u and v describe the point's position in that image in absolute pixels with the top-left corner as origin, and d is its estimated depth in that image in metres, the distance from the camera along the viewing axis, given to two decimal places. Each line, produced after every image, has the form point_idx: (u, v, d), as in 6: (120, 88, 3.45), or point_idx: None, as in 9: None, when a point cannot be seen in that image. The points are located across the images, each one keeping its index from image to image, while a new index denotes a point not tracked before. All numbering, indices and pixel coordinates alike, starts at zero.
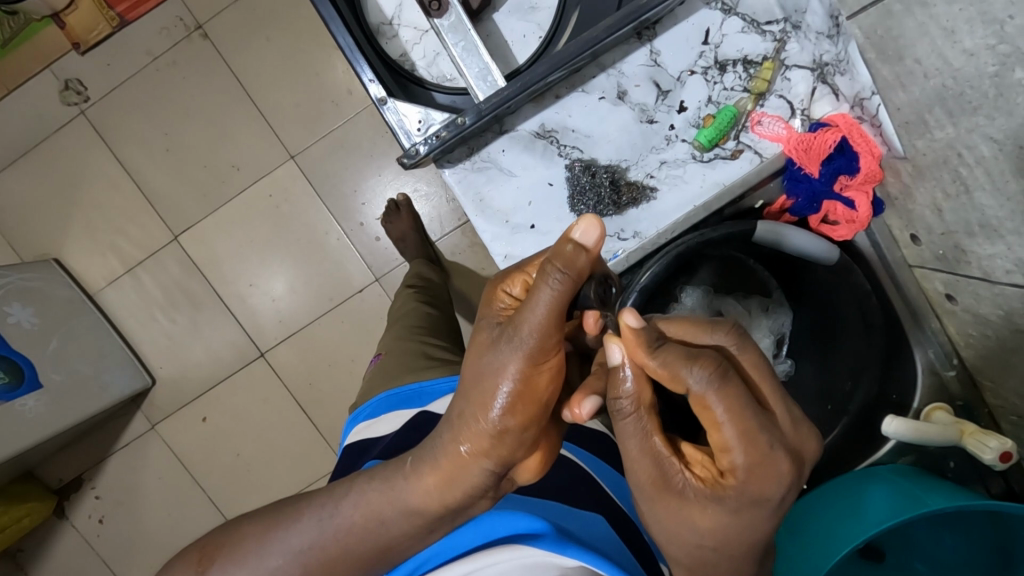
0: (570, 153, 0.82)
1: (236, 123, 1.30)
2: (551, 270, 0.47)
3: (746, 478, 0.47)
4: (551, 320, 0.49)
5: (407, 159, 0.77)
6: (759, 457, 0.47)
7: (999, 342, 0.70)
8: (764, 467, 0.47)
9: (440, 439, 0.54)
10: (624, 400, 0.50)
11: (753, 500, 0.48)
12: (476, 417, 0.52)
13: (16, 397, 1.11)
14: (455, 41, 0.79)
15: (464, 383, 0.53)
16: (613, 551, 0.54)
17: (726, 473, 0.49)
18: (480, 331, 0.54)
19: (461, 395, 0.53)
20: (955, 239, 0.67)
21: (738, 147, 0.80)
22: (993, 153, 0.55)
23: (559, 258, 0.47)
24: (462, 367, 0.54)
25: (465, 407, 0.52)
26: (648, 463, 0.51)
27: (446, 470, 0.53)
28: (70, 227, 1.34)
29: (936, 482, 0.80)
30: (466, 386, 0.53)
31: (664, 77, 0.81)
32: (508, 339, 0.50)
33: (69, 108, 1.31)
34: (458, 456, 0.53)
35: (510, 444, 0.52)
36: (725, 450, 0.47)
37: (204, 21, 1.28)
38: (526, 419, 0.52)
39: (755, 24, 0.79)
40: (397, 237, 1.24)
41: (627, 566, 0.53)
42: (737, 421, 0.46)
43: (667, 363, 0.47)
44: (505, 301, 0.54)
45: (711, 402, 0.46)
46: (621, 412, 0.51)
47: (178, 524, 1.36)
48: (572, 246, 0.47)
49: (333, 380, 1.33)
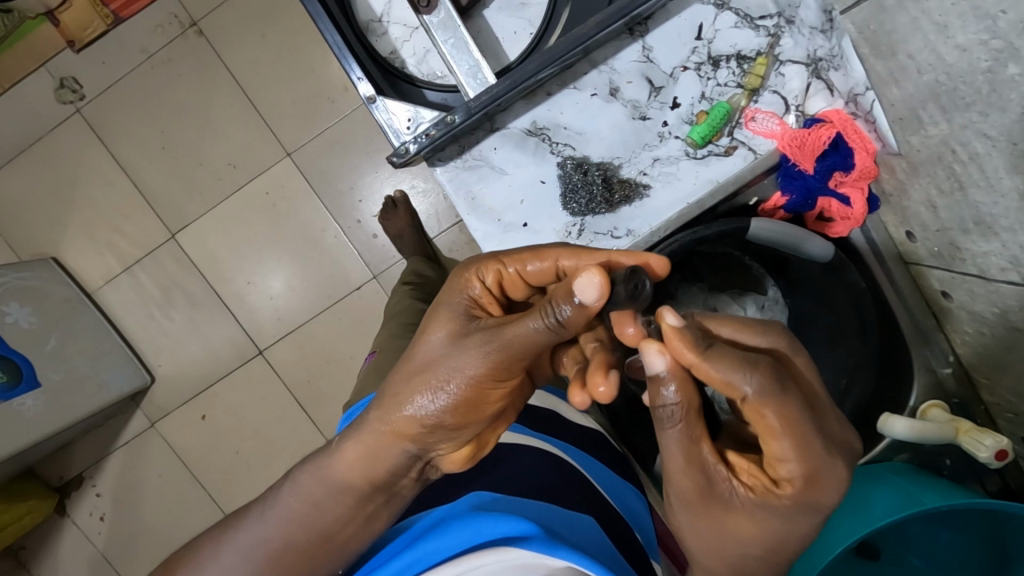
0: (562, 151, 0.82)
1: (231, 120, 1.29)
2: (544, 311, 0.48)
3: (804, 486, 0.49)
4: (519, 350, 0.50)
5: (396, 158, 0.76)
6: (817, 466, 0.48)
7: (995, 340, 0.70)
8: (820, 475, 0.49)
9: (370, 414, 0.57)
10: (672, 409, 0.48)
11: (807, 507, 0.50)
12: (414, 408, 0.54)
13: (14, 396, 1.11)
14: (444, 38, 0.78)
15: (408, 366, 0.55)
16: (600, 550, 0.54)
17: (780, 481, 0.50)
18: (442, 316, 0.55)
19: (400, 373, 0.55)
20: (950, 236, 0.66)
21: (731, 144, 0.79)
22: (987, 150, 0.54)
23: (558, 304, 0.47)
24: (411, 350, 0.55)
25: (404, 392, 0.54)
26: (694, 475, 0.50)
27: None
28: (67, 225, 1.34)
29: (934, 480, 0.79)
30: (409, 370, 0.55)
31: (656, 73, 0.80)
32: (472, 345, 0.52)
33: (64, 106, 1.31)
34: (389, 435, 0.56)
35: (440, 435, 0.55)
36: (785, 460, 0.49)
37: (198, 18, 1.27)
38: (464, 422, 0.54)
39: (748, 19, 0.78)
40: (394, 234, 1.24)
41: (614, 565, 0.53)
42: (795, 428, 0.48)
43: (725, 367, 0.47)
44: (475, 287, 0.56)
45: (768, 409, 0.47)
46: (668, 421, 0.49)
47: (178, 521, 1.37)
48: (572, 305, 0.46)
49: (332, 377, 1.33)
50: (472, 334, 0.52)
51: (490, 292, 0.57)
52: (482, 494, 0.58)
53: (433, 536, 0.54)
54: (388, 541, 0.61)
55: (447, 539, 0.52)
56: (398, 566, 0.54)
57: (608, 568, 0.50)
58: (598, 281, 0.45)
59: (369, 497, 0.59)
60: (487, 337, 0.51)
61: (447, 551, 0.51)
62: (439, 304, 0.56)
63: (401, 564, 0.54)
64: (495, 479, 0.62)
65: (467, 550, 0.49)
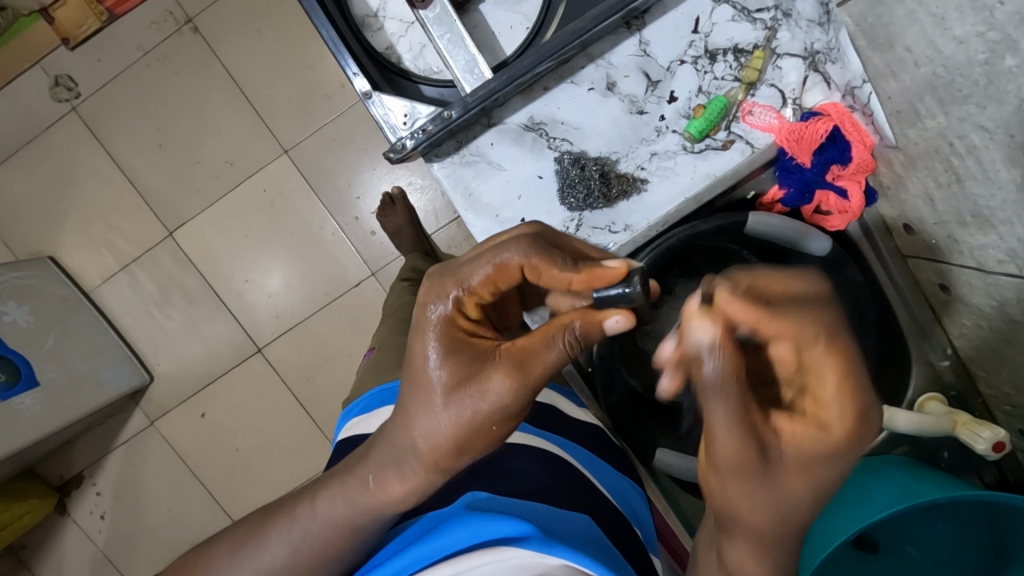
0: (559, 146, 0.81)
1: (229, 118, 1.29)
2: (565, 337, 0.51)
3: (868, 444, 0.40)
4: (544, 378, 0.52)
5: (394, 153, 0.76)
6: (876, 414, 0.40)
7: (992, 332, 0.70)
8: (876, 432, 0.40)
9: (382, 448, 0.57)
10: (716, 381, 0.39)
11: (865, 469, 0.41)
12: (454, 447, 0.53)
13: (14, 395, 1.11)
14: (441, 32, 0.78)
15: (420, 401, 0.53)
16: (597, 547, 0.54)
17: (841, 444, 0.41)
18: (438, 354, 0.53)
19: (414, 417, 0.53)
20: (948, 229, 0.66)
21: (729, 138, 0.79)
22: (985, 143, 0.54)
23: (579, 332, 0.52)
24: (418, 390, 0.54)
25: (431, 440, 0.53)
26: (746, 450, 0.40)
27: (413, 480, 0.55)
28: (63, 225, 1.34)
29: (932, 471, 0.80)
30: (427, 416, 0.53)
31: (654, 67, 0.80)
32: (498, 376, 0.51)
33: (60, 105, 1.31)
34: (421, 470, 0.55)
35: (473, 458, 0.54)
36: (858, 414, 0.39)
37: (194, 14, 1.27)
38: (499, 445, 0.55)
39: (746, 12, 0.78)
40: (392, 231, 1.23)
41: (612, 563, 0.53)
42: (857, 377, 0.39)
43: (779, 314, 0.39)
44: (448, 316, 0.54)
45: (828, 393, 0.39)
46: (714, 398, 0.40)
47: (178, 520, 1.37)
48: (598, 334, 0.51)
49: (331, 373, 1.33)
50: (488, 366, 0.52)
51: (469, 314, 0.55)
52: (477, 494, 0.58)
53: (431, 537, 0.54)
54: (394, 539, 0.61)
55: (445, 540, 0.52)
56: (399, 567, 0.53)
57: (604, 564, 0.50)
58: (626, 320, 0.51)
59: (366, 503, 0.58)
60: (511, 375, 0.51)
61: (447, 551, 0.51)
62: (423, 342, 0.54)
63: (400, 564, 0.53)
64: (493, 475, 0.62)
65: (466, 550, 0.49)
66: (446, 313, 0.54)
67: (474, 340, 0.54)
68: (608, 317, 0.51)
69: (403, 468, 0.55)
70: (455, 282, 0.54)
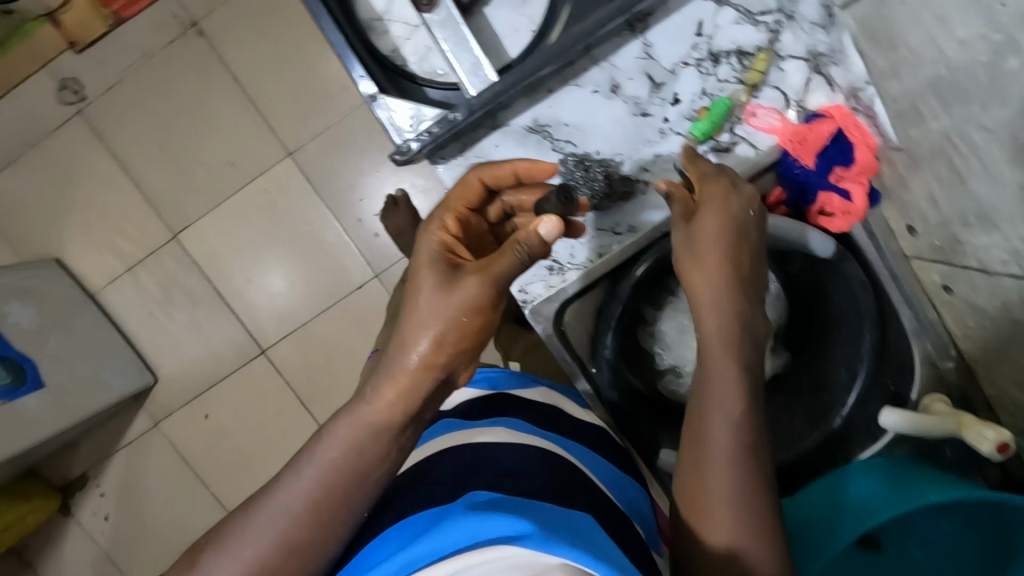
0: (563, 148, 0.82)
1: (233, 121, 1.30)
2: (514, 251, 0.59)
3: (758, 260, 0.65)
4: (507, 275, 0.60)
5: (399, 155, 0.76)
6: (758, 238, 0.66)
7: (996, 332, 0.70)
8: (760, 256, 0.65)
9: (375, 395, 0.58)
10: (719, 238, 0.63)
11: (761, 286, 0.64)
12: (438, 335, 0.58)
13: (18, 397, 1.12)
14: (446, 36, 0.78)
15: (410, 307, 0.59)
16: (589, 533, 0.55)
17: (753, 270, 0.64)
18: (426, 264, 0.61)
19: (412, 322, 0.59)
20: (951, 230, 0.66)
21: (733, 140, 0.80)
22: (987, 143, 0.54)
23: (528, 241, 0.59)
24: (410, 293, 0.60)
25: (427, 337, 0.58)
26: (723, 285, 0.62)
27: (407, 384, 0.58)
28: (69, 227, 1.35)
29: (936, 473, 0.79)
30: (419, 311, 0.59)
31: (657, 69, 0.80)
32: (472, 270, 0.59)
33: (66, 108, 1.31)
34: (415, 370, 0.58)
35: (454, 356, 0.59)
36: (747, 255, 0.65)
37: (199, 18, 1.28)
38: (476, 344, 0.60)
39: (749, 15, 0.78)
40: (395, 232, 1.24)
41: (604, 545, 0.55)
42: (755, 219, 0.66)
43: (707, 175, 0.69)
44: (439, 237, 0.64)
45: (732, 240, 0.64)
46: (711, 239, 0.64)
47: (181, 520, 1.37)
48: (537, 242, 0.60)
49: (334, 375, 1.33)
50: (463, 268, 0.60)
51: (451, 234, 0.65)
52: (475, 492, 0.58)
53: (429, 534, 0.53)
54: (383, 531, 0.60)
55: (444, 539, 0.51)
56: (395, 566, 0.53)
57: (600, 555, 0.52)
58: (557, 221, 0.59)
59: (367, 501, 0.59)
60: (480, 273, 0.59)
61: (446, 551, 0.51)
62: (417, 257, 0.63)
63: (397, 564, 0.53)
64: (495, 473, 0.62)
65: (466, 550, 0.50)
66: (437, 235, 0.64)
67: (455, 258, 0.63)
68: (541, 222, 0.60)
69: (393, 372, 0.58)
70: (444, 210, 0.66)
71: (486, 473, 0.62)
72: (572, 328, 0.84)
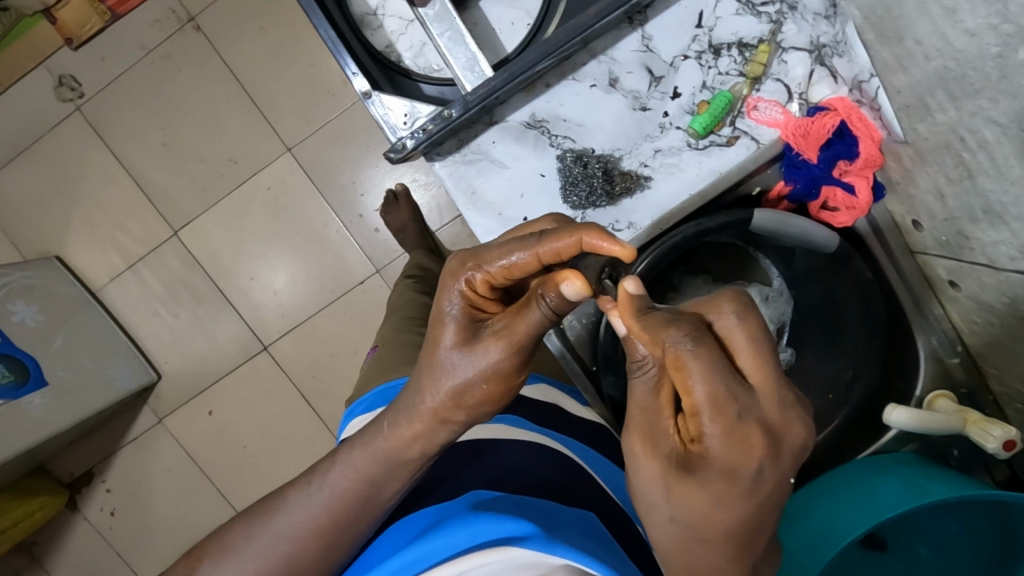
0: (561, 143, 0.80)
1: (233, 117, 1.29)
2: (539, 305, 0.53)
3: (716, 446, 0.47)
4: (535, 337, 0.55)
5: (394, 153, 0.75)
6: (726, 423, 0.46)
7: (1003, 329, 0.69)
8: (732, 433, 0.47)
9: (387, 435, 0.59)
10: (645, 361, 0.50)
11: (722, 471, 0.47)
12: (453, 397, 0.56)
13: (22, 395, 1.10)
14: (440, 30, 0.77)
15: (431, 366, 0.57)
16: (598, 538, 0.54)
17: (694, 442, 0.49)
18: (448, 322, 0.57)
19: (435, 375, 0.57)
20: (958, 225, 0.65)
21: (734, 134, 0.77)
22: (996, 137, 0.53)
23: (551, 303, 0.53)
24: (430, 347, 0.58)
25: (450, 395, 0.56)
26: (641, 419, 0.51)
27: (424, 430, 0.58)
28: (70, 224, 1.34)
29: (940, 470, 0.79)
30: (438, 373, 0.57)
31: (657, 63, 0.79)
32: (497, 336, 0.55)
33: (64, 104, 1.31)
34: (432, 421, 0.58)
35: (478, 411, 0.58)
36: (695, 415, 0.47)
37: (196, 12, 1.27)
38: (498, 402, 0.58)
39: (750, 6, 0.77)
40: (397, 228, 1.23)
41: (611, 549, 0.54)
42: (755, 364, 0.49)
43: (648, 324, 0.49)
44: (467, 293, 0.57)
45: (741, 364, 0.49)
46: (641, 369, 0.51)
47: (187, 516, 1.38)
48: (557, 297, 0.52)
49: (336, 372, 1.33)
50: (489, 334, 0.55)
51: (479, 291, 0.57)
52: (476, 492, 0.58)
53: (430, 537, 0.52)
54: (393, 529, 0.60)
55: (447, 539, 0.51)
56: (394, 567, 0.52)
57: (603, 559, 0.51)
58: (579, 282, 0.50)
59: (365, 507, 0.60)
60: (506, 338, 0.55)
61: (448, 551, 0.50)
62: (439, 311, 0.58)
63: (399, 563, 0.52)
64: (495, 477, 0.60)
65: (468, 550, 0.49)
66: (467, 295, 0.57)
67: (480, 315, 0.58)
68: (564, 277, 0.51)
69: (411, 421, 0.58)
70: (476, 265, 0.55)
71: (483, 471, 0.61)
72: (574, 330, 0.83)
